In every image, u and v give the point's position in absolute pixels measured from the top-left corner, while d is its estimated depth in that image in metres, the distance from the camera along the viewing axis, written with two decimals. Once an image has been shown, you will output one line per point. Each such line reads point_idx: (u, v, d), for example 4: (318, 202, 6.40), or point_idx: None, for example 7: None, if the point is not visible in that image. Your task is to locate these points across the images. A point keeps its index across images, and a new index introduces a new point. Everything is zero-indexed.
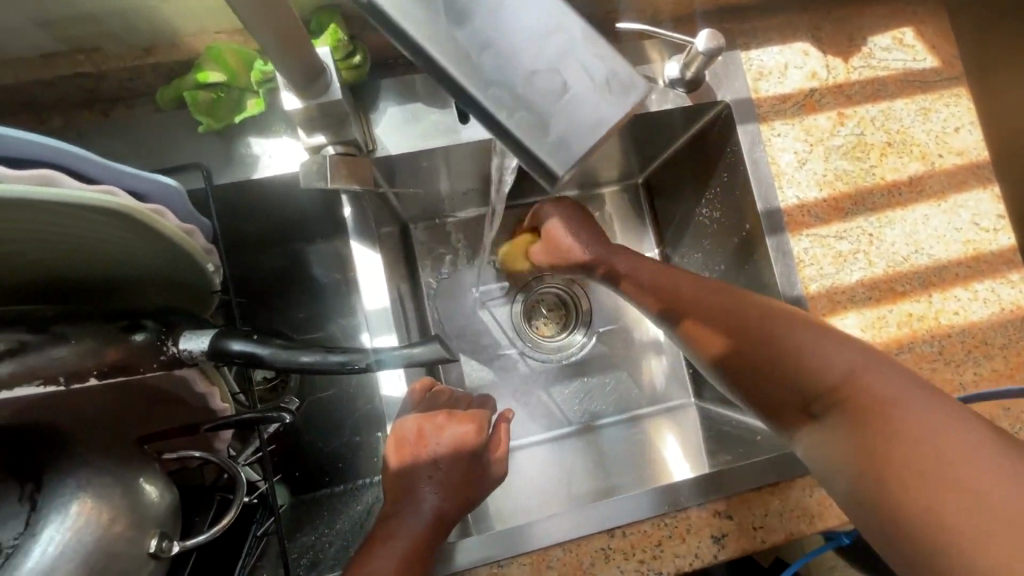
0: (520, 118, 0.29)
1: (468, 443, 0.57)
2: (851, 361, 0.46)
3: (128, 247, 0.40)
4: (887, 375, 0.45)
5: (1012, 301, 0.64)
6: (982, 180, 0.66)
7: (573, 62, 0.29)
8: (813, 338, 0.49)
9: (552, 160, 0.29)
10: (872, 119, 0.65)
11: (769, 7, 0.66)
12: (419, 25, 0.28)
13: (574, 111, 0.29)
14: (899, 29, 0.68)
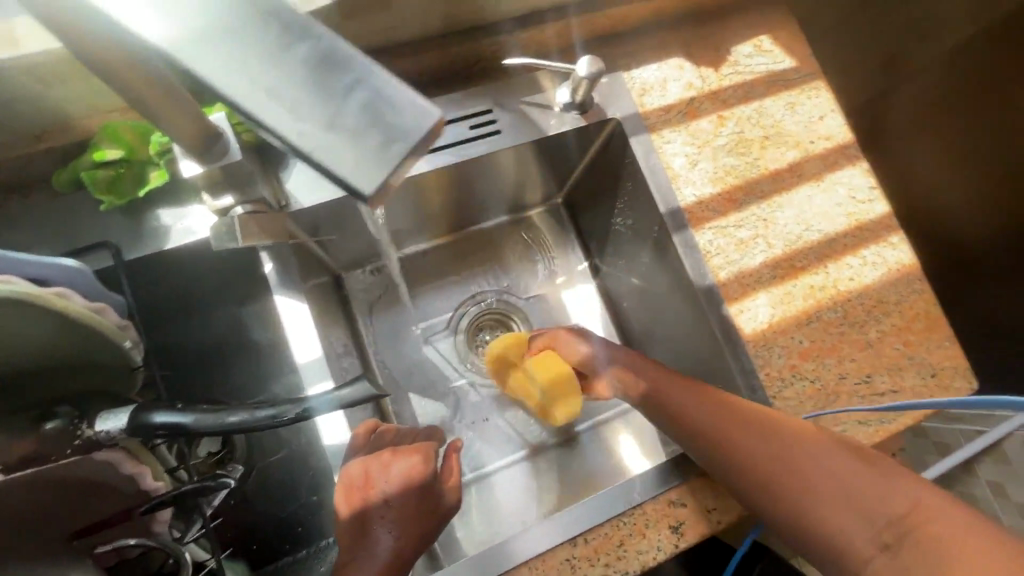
0: (328, 138, 0.26)
1: (415, 477, 0.57)
2: (817, 454, 0.52)
3: (28, 338, 0.39)
4: (845, 463, 0.51)
5: (897, 261, 0.72)
6: (851, 159, 0.74)
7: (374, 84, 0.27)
8: (782, 436, 0.54)
9: (364, 177, 0.26)
10: (748, 118, 0.73)
11: (642, 29, 0.72)
12: (208, 55, 0.27)
13: (382, 128, 0.26)
14: (757, 37, 0.76)
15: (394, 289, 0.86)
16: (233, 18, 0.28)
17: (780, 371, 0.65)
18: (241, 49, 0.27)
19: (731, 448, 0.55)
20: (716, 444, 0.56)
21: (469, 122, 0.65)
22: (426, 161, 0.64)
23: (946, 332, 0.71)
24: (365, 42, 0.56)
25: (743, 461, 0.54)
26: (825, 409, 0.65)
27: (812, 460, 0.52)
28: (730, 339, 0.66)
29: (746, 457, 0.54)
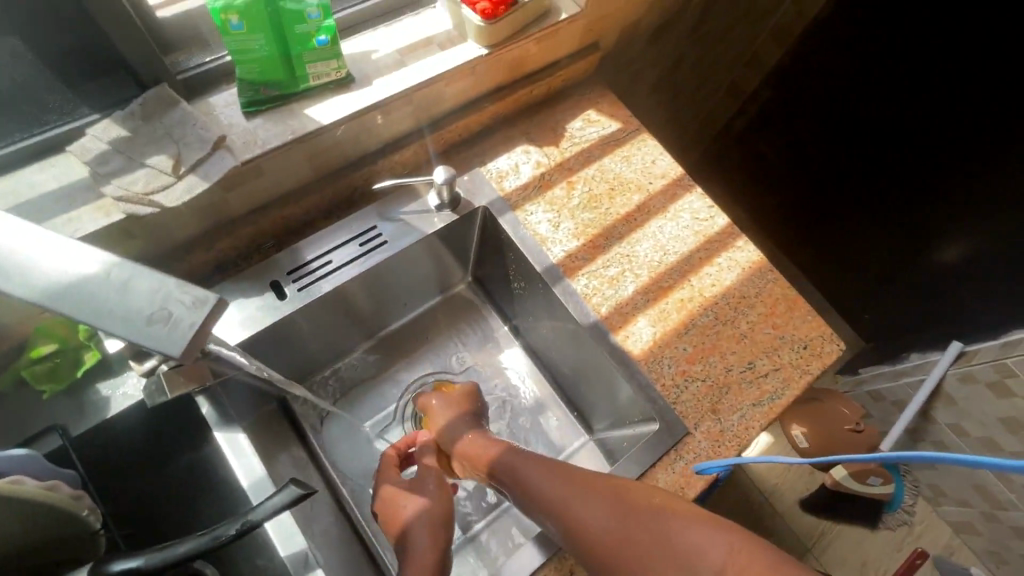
0: (119, 325, 0.31)
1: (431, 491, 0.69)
2: (657, 525, 0.53)
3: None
4: (675, 531, 0.52)
5: (747, 259, 0.84)
6: (686, 188, 0.89)
7: (157, 283, 0.32)
8: (625, 507, 0.56)
9: (159, 345, 0.31)
10: (593, 177, 0.87)
11: (489, 130, 0.88)
12: (10, 281, 0.31)
13: (168, 311, 0.32)
14: (585, 112, 0.92)
15: (337, 395, 0.93)
16: (35, 238, 0.32)
17: (673, 379, 0.75)
18: (41, 261, 0.32)
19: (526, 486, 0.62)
20: (563, 510, 0.58)
21: (357, 240, 0.77)
22: (327, 281, 0.74)
23: (806, 308, 0.82)
24: (251, 202, 0.68)
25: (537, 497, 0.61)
26: (721, 401, 0.75)
27: (586, 498, 0.58)
28: (624, 362, 0.75)
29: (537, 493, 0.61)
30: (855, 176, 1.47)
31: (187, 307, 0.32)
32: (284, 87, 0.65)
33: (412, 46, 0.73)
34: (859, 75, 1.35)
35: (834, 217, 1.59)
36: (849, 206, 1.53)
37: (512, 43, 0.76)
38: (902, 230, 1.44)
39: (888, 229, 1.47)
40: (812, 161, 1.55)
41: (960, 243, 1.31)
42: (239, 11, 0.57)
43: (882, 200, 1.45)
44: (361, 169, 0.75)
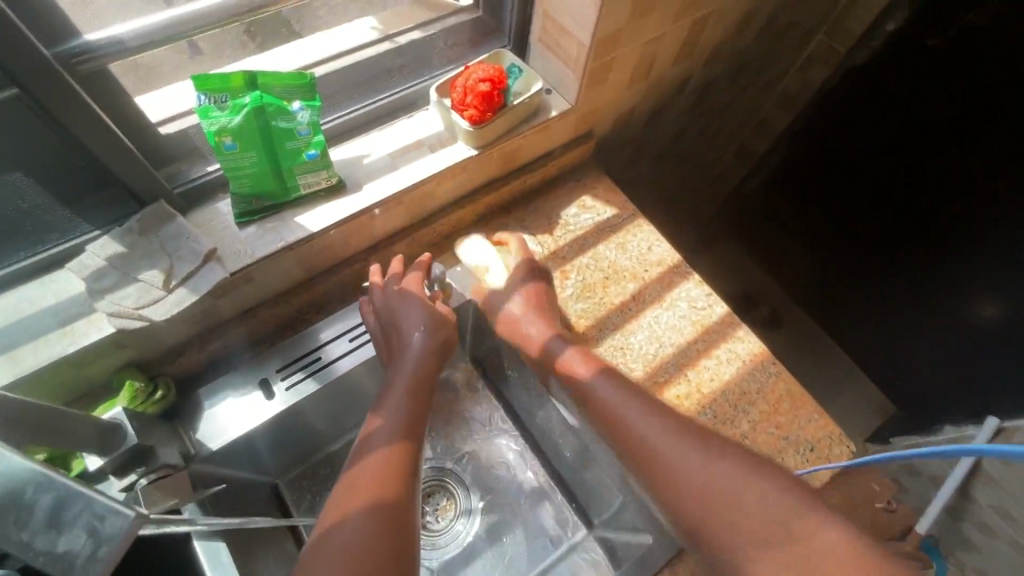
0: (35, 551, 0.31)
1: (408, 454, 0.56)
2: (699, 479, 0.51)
3: None
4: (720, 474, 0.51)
5: (748, 352, 0.81)
6: (683, 275, 0.87)
7: (71, 501, 0.32)
8: (673, 446, 0.54)
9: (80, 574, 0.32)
10: (587, 266, 0.86)
11: (484, 219, 0.89)
12: None
13: (85, 535, 0.32)
14: (580, 198, 0.92)
15: (329, 482, 0.92)
16: None
17: None
18: None
19: (630, 429, 0.58)
20: (607, 419, 0.61)
21: (348, 335, 0.77)
22: (316, 378, 0.74)
23: (812, 405, 0.78)
24: (243, 305, 0.70)
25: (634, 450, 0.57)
26: None
27: (643, 416, 0.58)
28: None
29: (638, 442, 0.57)
30: (874, 227, 1.40)
31: (89, 538, 0.32)
32: (276, 197, 0.67)
33: (403, 150, 0.75)
34: (864, 130, 1.30)
35: (852, 271, 1.51)
36: (869, 258, 1.45)
37: (501, 141, 0.78)
38: (925, 286, 1.34)
39: (912, 285, 1.37)
40: (828, 211, 1.49)
41: (991, 301, 1.21)
42: (233, 133, 0.60)
43: (903, 253, 1.36)
44: (353, 266, 0.77)
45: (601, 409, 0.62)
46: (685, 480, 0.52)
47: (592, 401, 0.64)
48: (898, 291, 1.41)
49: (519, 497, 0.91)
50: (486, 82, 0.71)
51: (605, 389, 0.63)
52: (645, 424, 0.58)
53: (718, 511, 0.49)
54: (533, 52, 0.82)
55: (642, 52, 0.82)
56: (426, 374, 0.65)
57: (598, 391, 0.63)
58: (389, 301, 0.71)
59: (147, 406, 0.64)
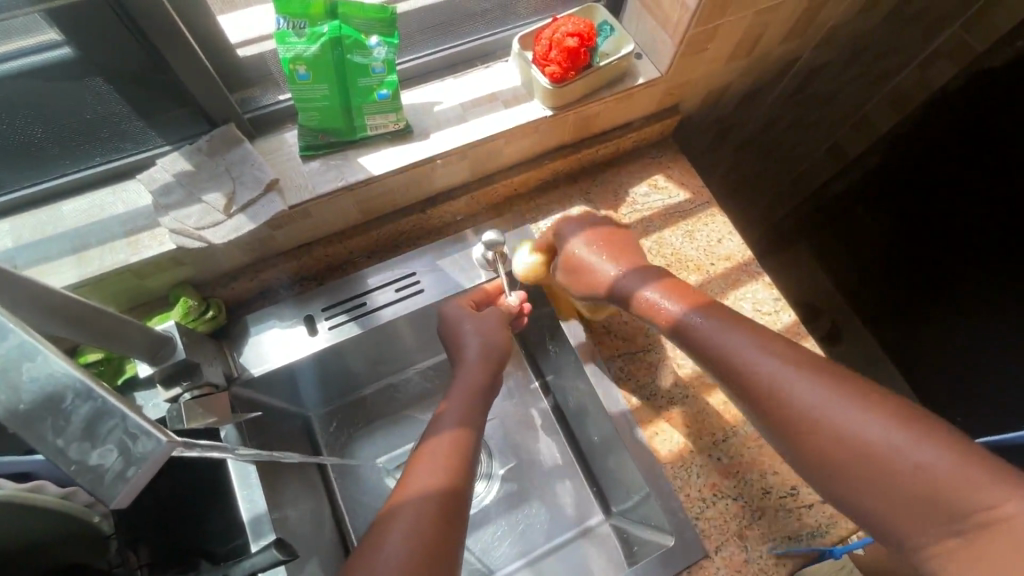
0: (65, 448, 0.30)
1: (466, 439, 0.55)
2: (897, 449, 0.39)
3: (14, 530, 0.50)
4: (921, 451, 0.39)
5: None
6: (752, 275, 0.81)
7: (109, 410, 0.30)
8: (829, 385, 0.44)
9: (99, 490, 0.30)
10: (649, 250, 0.81)
11: (547, 186, 0.84)
12: None
13: (111, 447, 0.30)
14: (652, 177, 0.86)
15: (360, 423, 0.94)
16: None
17: (700, 491, 0.68)
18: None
19: (890, 459, 0.39)
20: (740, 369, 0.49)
21: (395, 285, 0.76)
22: (358, 322, 0.74)
23: None
24: (298, 240, 0.70)
25: (896, 487, 0.39)
26: (751, 526, 0.67)
27: (792, 362, 0.47)
28: (648, 463, 0.69)
29: (908, 472, 0.39)
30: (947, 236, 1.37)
31: (122, 456, 0.30)
32: (341, 135, 0.65)
33: (476, 102, 0.71)
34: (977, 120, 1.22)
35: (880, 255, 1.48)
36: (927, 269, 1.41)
37: (580, 106, 0.73)
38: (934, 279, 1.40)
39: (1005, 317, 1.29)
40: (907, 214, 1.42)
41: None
42: (307, 62, 0.59)
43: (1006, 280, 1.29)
44: (410, 216, 0.75)
45: (767, 394, 0.46)
46: (934, 491, 0.38)
47: (750, 374, 0.48)
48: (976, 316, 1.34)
49: (540, 472, 0.90)
50: (575, 37, 0.65)
51: (811, 395, 0.44)
52: (909, 441, 0.39)
53: (928, 491, 0.38)
54: (629, 10, 0.75)
55: (751, 23, 0.73)
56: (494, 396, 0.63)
57: (807, 402, 0.44)
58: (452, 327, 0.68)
59: (197, 324, 0.66)
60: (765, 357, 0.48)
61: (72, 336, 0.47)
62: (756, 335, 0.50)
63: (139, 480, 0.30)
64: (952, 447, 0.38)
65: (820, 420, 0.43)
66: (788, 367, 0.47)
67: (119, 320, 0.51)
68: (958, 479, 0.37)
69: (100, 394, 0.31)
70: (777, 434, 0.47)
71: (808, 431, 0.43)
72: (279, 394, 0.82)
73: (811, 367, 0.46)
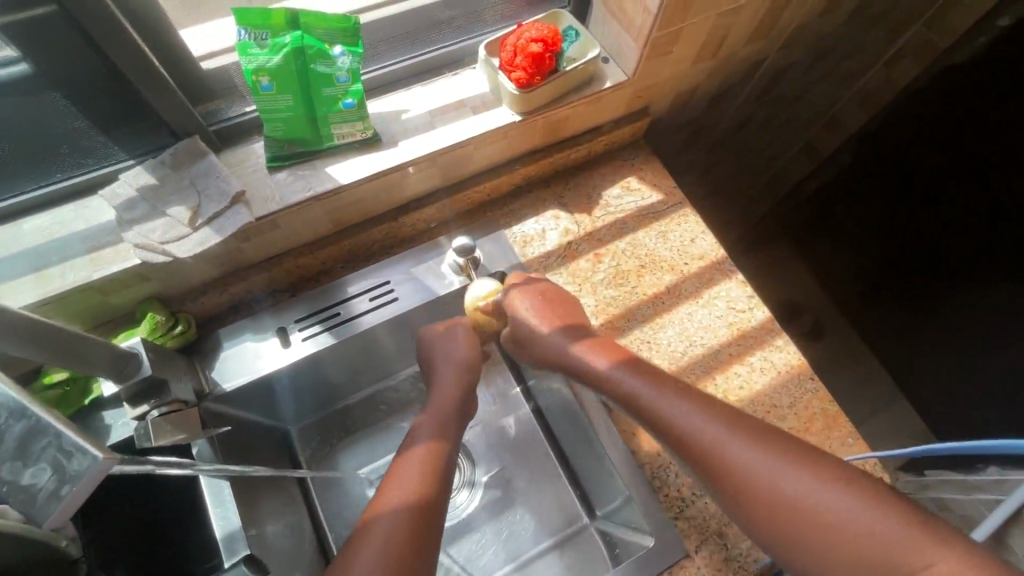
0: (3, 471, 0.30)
1: (440, 453, 0.55)
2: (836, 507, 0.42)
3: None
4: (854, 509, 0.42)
5: (785, 363, 0.76)
6: (725, 273, 0.81)
7: (45, 430, 0.31)
8: (770, 446, 0.47)
9: (39, 512, 0.30)
10: (623, 251, 0.82)
11: (521, 191, 0.85)
12: None
13: (46, 466, 0.30)
14: (624, 179, 0.87)
15: (341, 434, 0.93)
16: None
17: (679, 490, 0.68)
18: None
19: (832, 520, 0.42)
20: (678, 432, 0.51)
21: (369, 294, 0.76)
22: (332, 332, 0.73)
23: (847, 429, 0.72)
24: (268, 252, 0.70)
25: (842, 545, 0.41)
26: (731, 524, 0.67)
27: (729, 423, 0.50)
28: (625, 464, 0.69)
29: (849, 532, 0.41)
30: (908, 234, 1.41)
31: (54, 474, 0.30)
32: (308, 145, 0.65)
33: (444, 109, 0.72)
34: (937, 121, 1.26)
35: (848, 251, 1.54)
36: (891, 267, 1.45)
37: (549, 111, 0.73)
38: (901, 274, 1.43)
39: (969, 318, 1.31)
40: (873, 212, 1.46)
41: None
42: (270, 72, 0.59)
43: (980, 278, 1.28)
44: (381, 225, 0.75)
45: (713, 457, 0.48)
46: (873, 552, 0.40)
47: (688, 438, 0.50)
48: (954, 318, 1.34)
49: (522, 478, 0.89)
50: (539, 42, 0.66)
51: (759, 459, 0.46)
52: (845, 503, 0.42)
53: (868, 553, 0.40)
54: (594, 15, 0.76)
55: (714, 26, 0.74)
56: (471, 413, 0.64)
57: (753, 466, 0.46)
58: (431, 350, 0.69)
59: (165, 339, 0.65)
60: (706, 419, 0.50)
61: (30, 355, 0.46)
62: (687, 398, 0.53)
63: (75, 498, 0.30)
64: (885, 505, 0.42)
65: (765, 480, 0.45)
66: (732, 430, 0.49)
67: (80, 338, 0.50)
68: (889, 539, 0.40)
69: (36, 416, 0.31)
70: (721, 494, 0.49)
71: (756, 496, 0.46)
72: (255, 408, 0.81)
73: (750, 429, 0.49)
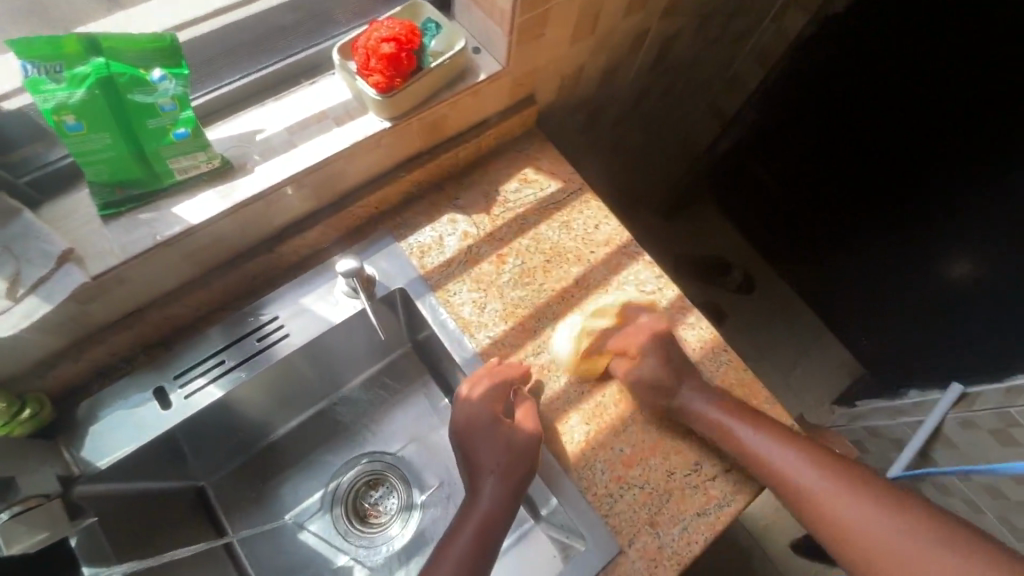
0: None
1: (490, 529, 0.62)
2: (816, 493, 0.62)
3: None
4: (822, 491, 0.62)
5: (699, 338, 0.76)
6: (632, 256, 0.80)
7: None
8: (773, 445, 0.65)
9: None
10: (528, 248, 0.78)
11: (413, 198, 0.79)
12: None
13: None
14: (521, 171, 0.83)
15: (262, 480, 0.86)
16: None
17: (607, 487, 0.67)
18: None
19: (817, 503, 0.62)
20: (705, 424, 0.68)
21: (256, 335, 0.69)
22: (220, 384, 0.66)
23: (763, 395, 0.73)
24: (125, 307, 0.62)
25: (828, 522, 0.61)
26: (661, 511, 0.66)
27: (741, 416, 0.67)
28: (551, 470, 0.67)
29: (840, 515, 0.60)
30: (826, 193, 1.45)
31: None
32: (143, 185, 0.58)
33: (304, 123, 0.65)
34: (871, 93, 1.22)
35: (775, 202, 1.60)
36: (815, 220, 1.53)
37: (421, 112, 0.68)
38: (827, 227, 1.51)
39: (885, 268, 1.43)
40: (793, 170, 1.49)
41: (966, 267, 1.24)
42: (75, 110, 0.50)
43: (896, 230, 1.35)
44: (258, 257, 0.69)
45: (741, 450, 0.66)
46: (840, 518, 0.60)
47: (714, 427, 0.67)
48: (890, 268, 1.41)
49: (462, 491, 0.87)
50: (391, 42, 0.60)
51: (785, 457, 0.64)
52: (817, 486, 0.62)
53: (846, 527, 0.60)
54: (457, 3, 0.71)
55: (583, 4, 0.71)
56: (499, 499, 0.63)
57: (767, 455, 0.65)
58: (462, 440, 0.68)
59: (12, 428, 0.57)
60: (732, 417, 0.67)
61: None
62: (732, 404, 0.68)
63: None
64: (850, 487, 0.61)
65: (768, 470, 0.64)
66: (752, 428, 0.66)
67: None
68: (851, 518, 0.60)
69: None
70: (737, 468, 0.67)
71: (752, 465, 0.65)
72: (150, 475, 0.74)
73: (759, 425, 0.67)
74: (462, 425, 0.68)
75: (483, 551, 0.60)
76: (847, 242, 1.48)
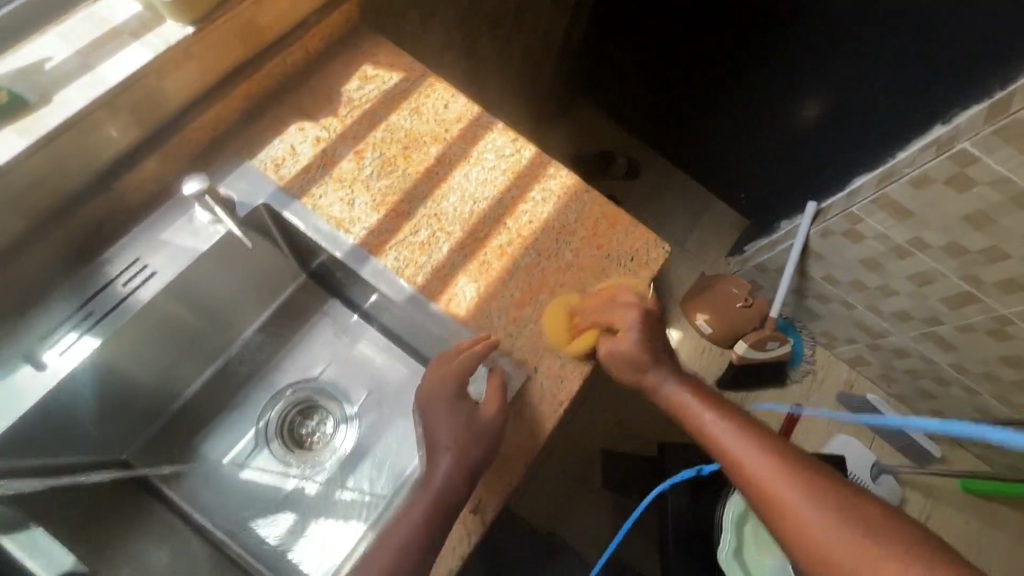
0: None
1: (444, 507, 0.62)
2: (784, 498, 0.60)
3: None
4: (790, 496, 0.60)
5: (561, 185, 0.82)
6: (486, 127, 0.83)
7: None
8: (753, 442, 0.65)
9: None
10: (383, 140, 0.80)
11: (252, 114, 0.77)
12: None
13: None
14: (359, 69, 0.83)
15: (190, 434, 0.86)
16: None
17: (506, 329, 0.74)
18: None
19: (791, 508, 0.59)
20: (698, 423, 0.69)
21: (120, 280, 0.66)
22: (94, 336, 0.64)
23: (626, 220, 0.81)
24: None
25: (793, 527, 0.59)
26: (557, 337, 0.74)
27: (728, 419, 0.67)
28: (452, 328, 0.73)
29: (805, 523, 0.58)
30: (699, 56, 1.54)
31: None
32: None
33: (95, 42, 0.61)
34: None
35: (651, 69, 1.67)
36: (688, 83, 1.63)
37: (223, 12, 0.66)
38: (696, 85, 1.62)
39: (748, 120, 1.61)
40: (668, 35, 1.54)
41: (814, 106, 1.43)
42: None
43: (754, 81, 1.50)
44: (96, 197, 0.66)
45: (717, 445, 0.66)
46: (805, 525, 0.58)
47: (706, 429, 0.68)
48: (754, 121, 1.59)
49: (390, 391, 0.90)
50: None
51: (760, 458, 0.63)
52: (795, 498, 0.60)
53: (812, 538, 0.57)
54: None
55: None
56: (452, 478, 0.62)
57: (743, 454, 0.64)
58: (424, 412, 0.67)
59: None
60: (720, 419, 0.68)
61: None
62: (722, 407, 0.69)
63: None
64: (836, 503, 0.58)
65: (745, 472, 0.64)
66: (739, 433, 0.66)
67: None
68: (824, 530, 0.57)
69: None
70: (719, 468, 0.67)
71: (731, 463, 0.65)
72: (60, 451, 0.71)
73: (749, 430, 0.66)
74: (423, 397, 0.68)
75: (430, 531, 0.60)
76: (713, 99, 1.63)
